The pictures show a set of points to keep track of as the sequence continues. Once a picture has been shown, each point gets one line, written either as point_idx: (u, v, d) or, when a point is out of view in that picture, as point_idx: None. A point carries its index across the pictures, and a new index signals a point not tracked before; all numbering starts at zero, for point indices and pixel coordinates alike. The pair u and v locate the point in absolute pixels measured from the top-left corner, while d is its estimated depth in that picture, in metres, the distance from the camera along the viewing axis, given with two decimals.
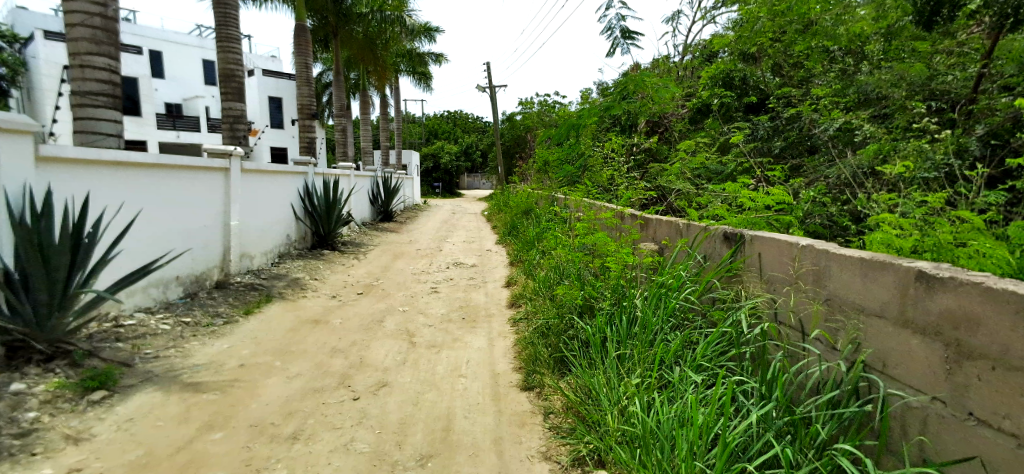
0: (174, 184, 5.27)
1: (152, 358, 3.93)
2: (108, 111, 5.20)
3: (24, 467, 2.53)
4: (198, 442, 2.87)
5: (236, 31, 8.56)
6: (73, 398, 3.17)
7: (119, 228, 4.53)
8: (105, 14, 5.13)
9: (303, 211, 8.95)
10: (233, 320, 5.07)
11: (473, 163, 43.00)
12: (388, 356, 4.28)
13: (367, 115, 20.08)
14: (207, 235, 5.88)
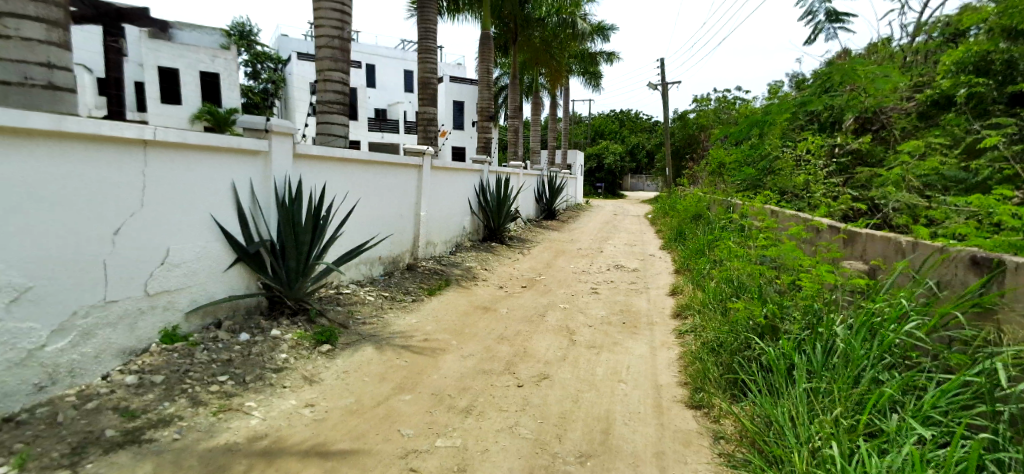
0: (383, 178, 6.16)
1: (361, 323, 4.67)
2: (339, 116, 6.26)
3: (277, 396, 3.23)
4: (394, 399, 3.33)
5: (434, 43, 9.62)
6: (309, 347, 3.94)
7: (343, 213, 5.44)
8: (341, 37, 6.19)
9: (477, 206, 9.69)
10: (419, 299, 5.77)
11: (638, 163, 41.89)
12: (550, 350, 4.43)
13: (537, 116, 20.86)
14: (403, 223, 6.75)
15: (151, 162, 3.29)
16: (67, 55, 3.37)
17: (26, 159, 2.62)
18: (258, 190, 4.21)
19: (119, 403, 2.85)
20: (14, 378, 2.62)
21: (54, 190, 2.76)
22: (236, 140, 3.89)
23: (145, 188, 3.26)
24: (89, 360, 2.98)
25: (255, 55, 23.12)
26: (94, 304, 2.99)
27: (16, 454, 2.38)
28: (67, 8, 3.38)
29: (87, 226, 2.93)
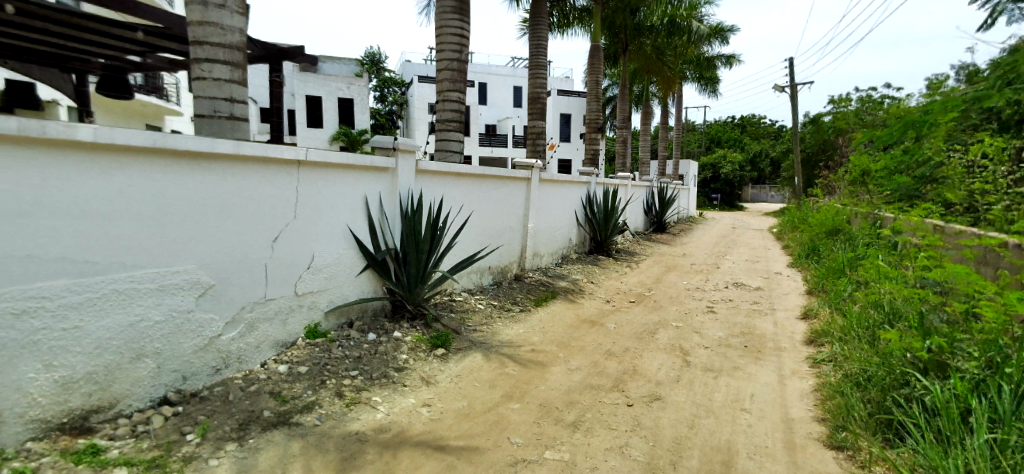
0: (494, 191, 6.40)
1: (473, 330, 4.88)
2: (456, 133, 6.62)
3: (399, 393, 3.49)
4: (504, 407, 3.42)
5: (544, 59, 9.83)
6: (426, 349, 4.21)
7: (458, 225, 5.73)
8: (460, 59, 6.58)
9: (584, 218, 9.65)
10: (527, 309, 5.88)
11: (760, 173, 38.81)
12: (662, 369, 4.26)
13: (648, 126, 20.29)
14: (512, 235, 6.94)
15: (303, 179, 3.75)
16: (244, 90, 3.99)
17: (213, 178, 3.12)
18: (386, 203, 4.61)
19: (273, 389, 3.28)
20: (198, 361, 3.14)
21: (232, 204, 3.25)
22: (369, 158, 4.30)
23: (297, 202, 3.72)
24: (251, 349, 3.46)
25: (384, 80, 25.51)
26: (257, 301, 3.48)
27: (198, 424, 2.84)
28: (245, 51, 4.01)
29: (255, 234, 3.42)
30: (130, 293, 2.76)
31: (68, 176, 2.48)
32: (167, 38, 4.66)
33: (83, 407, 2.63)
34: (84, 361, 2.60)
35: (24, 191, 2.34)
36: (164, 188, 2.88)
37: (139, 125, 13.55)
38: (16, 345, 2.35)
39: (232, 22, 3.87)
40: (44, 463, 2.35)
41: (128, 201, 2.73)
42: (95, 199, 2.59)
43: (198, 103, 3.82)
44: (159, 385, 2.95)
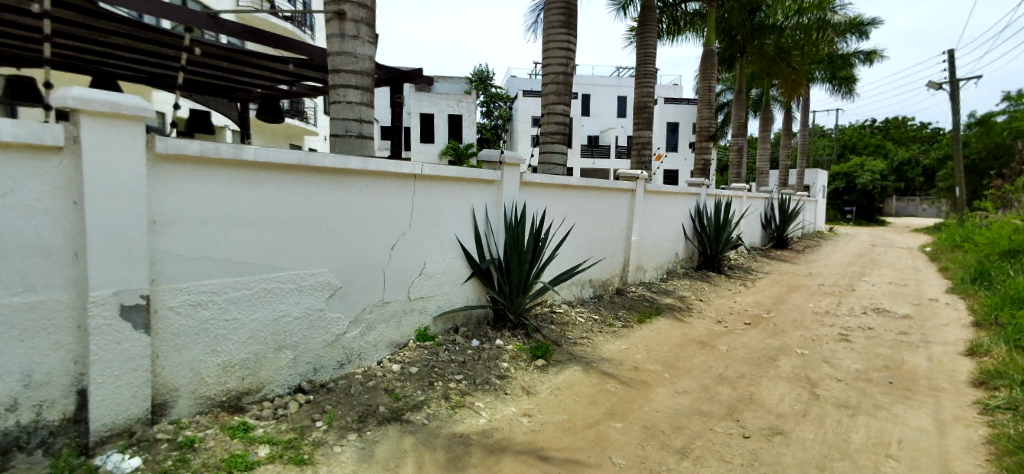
0: (597, 203, 6.33)
1: (573, 343, 4.86)
2: (559, 145, 6.67)
3: (502, 401, 3.58)
4: (606, 425, 3.36)
5: (653, 67, 9.56)
6: (526, 359, 4.28)
7: (560, 236, 5.75)
8: (565, 72, 6.65)
9: (693, 231, 9.21)
10: (629, 325, 5.72)
11: (904, 183, 34.20)
12: (783, 401, 3.90)
13: (767, 133, 18.84)
14: (614, 247, 6.81)
15: (417, 191, 4.00)
16: (371, 111, 4.39)
17: (343, 191, 3.46)
18: (491, 214, 4.77)
19: (387, 386, 3.53)
20: (326, 355, 3.49)
21: (358, 215, 3.58)
22: (477, 171, 4.49)
23: (412, 212, 3.99)
24: (370, 347, 3.77)
25: (491, 95, 26.31)
26: (376, 303, 3.78)
27: (326, 412, 3.15)
28: (374, 76, 4.41)
29: (376, 243, 3.73)
30: (276, 292, 3.14)
31: (234, 190, 2.88)
32: (312, 68, 5.19)
33: (238, 388, 3.04)
34: (240, 348, 3.01)
35: (204, 203, 2.77)
36: (305, 201, 3.24)
37: (285, 145, 15.35)
38: (193, 332, 2.78)
39: (364, 51, 4.29)
40: (208, 433, 2.76)
41: (277, 211, 3.11)
42: (254, 209, 2.99)
43: (335, 125, 4.29)
44: (295, 374, 3.32)
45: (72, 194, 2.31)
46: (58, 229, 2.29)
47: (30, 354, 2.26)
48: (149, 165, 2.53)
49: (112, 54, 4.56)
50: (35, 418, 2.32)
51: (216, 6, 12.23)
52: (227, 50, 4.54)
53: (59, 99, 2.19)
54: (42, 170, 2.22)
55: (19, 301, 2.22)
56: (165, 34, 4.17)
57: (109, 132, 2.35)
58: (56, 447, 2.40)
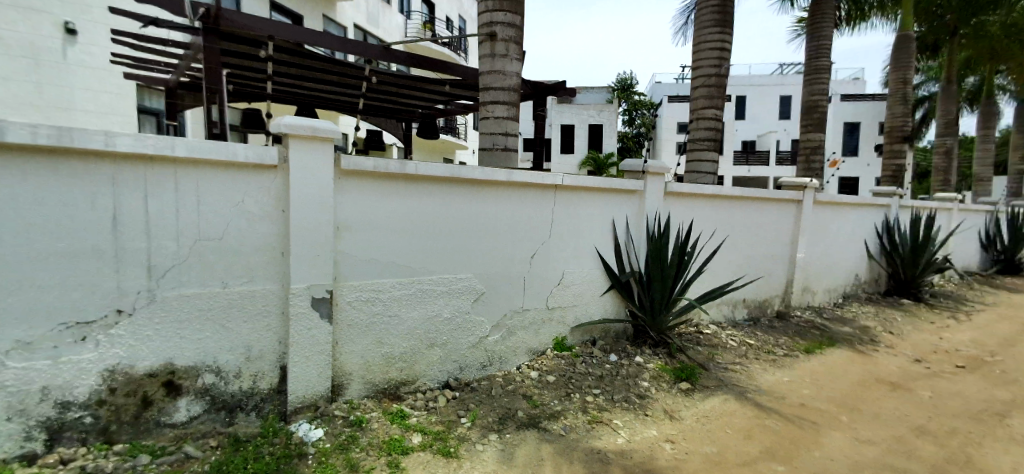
0: (755, 215, 5.76)
1: (723, 368, 4.48)
2: (710, 153, 6.21)
3: (643, 422, 3.44)
4: (762, 464, 3.03)
5: (828, 61, 8.41)
6: (669, 381, 4.06)
7: (709, 251, 5.35)
8: (719, 73, 6.16)
9: (880, 251, 7.89)
10: (793, 354, 5.08)
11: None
12: (1012, 470, 3.11)
13: (990, 131, 15.31)
14: (775, 266, 6.12)
15: (558, 202, 4.08)
16: (517, 125, 4.60)
17: (490, 202, 3.67)
18: (632, 226, 4.64)
19: (526, 392, 3.64)
20: (471, 355, 3.72)
21: (503, 224, 3.76)
22: (618, 181, 4.41)
23: (553, 223, 4.07)
24: (510, 352, 3.93)
25: (634, 104, 25.89)
26: (517, 310, 3.93)
27: (470, 410, 3.36)
28: (520, 91, 4.62)
29: (518, 252, 3.89)
30: (429, 294, 3.45)
31: (397, 201, 3.24)
32: (467, 88, 5.58)
33: (397, 378, 3.40)
34: (399, 343, 3.36)
35: (375, 213, 3.16)
36: (456, 211, 3.51)
37: (437, 158, 16.77)
38: (362, 325, 3.18)
39: (512, 68, 4.51)
40: (373, 416, 3.12)
41: (432, 221, 3.41)
42: (414, 219, 3.32)
43: (483, 139, 4.58)
44: (443, 371, 3.60)
45: (281, 204, 2.82)
46: (272, 232, 2.81)
47: (250, 333, 2.81)
48: (336, 180, 2.97)
49: (311, 87, 5.45)
50: (250, 386, 2.86)
51: (387, 39, 13.90)
52: (396, 77, 5.11)
53: (275, 127, 2.72)
54: (261, 184, 2.74)
55: (245, 290, 2.76)
56: (349, 67, 4.85)
57: (309, 153, 2.82)
58: (263, 411, 2.92)
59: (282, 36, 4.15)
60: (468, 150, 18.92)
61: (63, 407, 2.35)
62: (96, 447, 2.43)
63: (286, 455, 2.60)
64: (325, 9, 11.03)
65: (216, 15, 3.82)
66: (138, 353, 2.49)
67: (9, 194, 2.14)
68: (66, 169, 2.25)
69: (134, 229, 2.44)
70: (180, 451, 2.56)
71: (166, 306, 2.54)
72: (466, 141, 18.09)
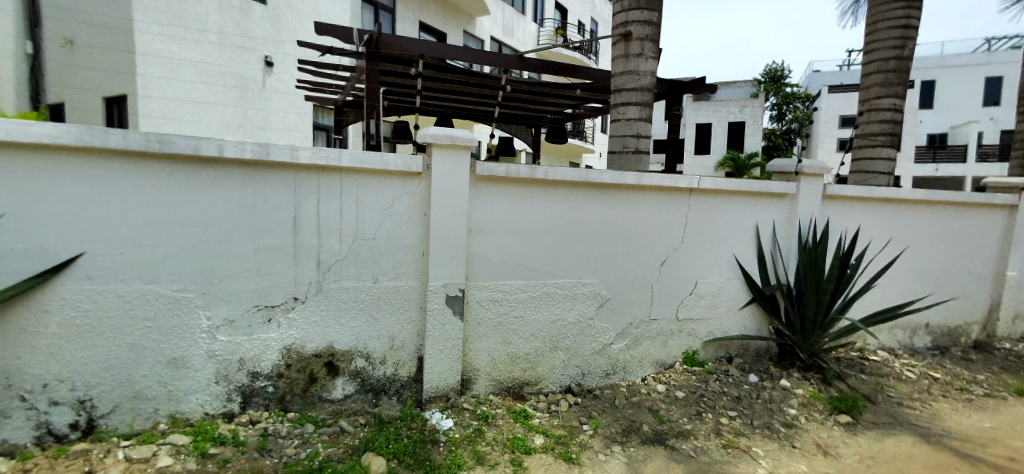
0: (946, 223, 4.78)
1: (896, 403, 3.79)
2: (884, 149, 5.31)
3: (790, 454, 3.06)
4: None
5: None
6: (824, 411, 3.56)
7: (879, 264, 4.58)
8: (900, 56, 5.22)
9: None
10: (997, 394, 4.12)
11: None
12: None
13: None
14: (973, 285, 5.03)
15: (694, 206, 3.82)
16: (649, 126, 4.43)
17: (619, 207, 3.58)
18: (781, 233, 4.16)
19: (652, 405, 3.47)
20: (594, 362, 3.67)
21: (632, 229, 3.64)
22: (765, 184, 3.99)
23: (687, 229, 3.83)
24: (635, 362, 3.80)
25: (784, 96, 23.07)
26: (644, 319, 3.78)
27: (592, 418, 3.30)
28: (654, 91, 4.44)
29: (647, 258, 3.73)
30: (553, 297, 3.47)
31: (526, 205, 3.31)
32: (598, 91, 5.51)
33: (520, 378, 3.48)
34: (524, 343, 3.44)
35: (504, 216, 3.27)
36: (584, 215, 3.48)
37: (564, 162, 16.89)
38: (489, 324, 3.32)
39: (647, 67, 4.35)
40: (498, 412, 3.23)
41: (560, 224, 3.42)
42: (541, 222, 3.36)
43: (613, 142, 4.48)
44: (566, 376, 3.60)
45: (422, 207, 3.06)
46: (415, 233, 3.06)
47: (393, 324, 3.09)
48: (471, 184, 3.13)
49: (452, 98, 5.84)
50: (392, 372, 3.15)
51: (520, 48, 14.39)
52: (530, 84, 5.25)
53: (420, 137, 2.96)
54: (406, 189, 3.01)
55: (390, 285, 3.05)
56: (488, 78, 5.10)
57: (448, 159, 3.01)
58: (403, 397, 3.20)
59: (430, 53, 4.50)
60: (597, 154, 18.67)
61: (252, 376, 2.81)
62: (273, 413, 2.87)
63: (421, 440, 2.81)
64: (465, 25, 11.78)
65: (376, 40, 4.26)
66: (306, 335, 2.89)
67: (226, 197, 2.64)
68: (259, 177, 2.69)
69: (307, 229, 2.83)
70: (336, 424, 2.90)
71: (329, 295, 2.91)
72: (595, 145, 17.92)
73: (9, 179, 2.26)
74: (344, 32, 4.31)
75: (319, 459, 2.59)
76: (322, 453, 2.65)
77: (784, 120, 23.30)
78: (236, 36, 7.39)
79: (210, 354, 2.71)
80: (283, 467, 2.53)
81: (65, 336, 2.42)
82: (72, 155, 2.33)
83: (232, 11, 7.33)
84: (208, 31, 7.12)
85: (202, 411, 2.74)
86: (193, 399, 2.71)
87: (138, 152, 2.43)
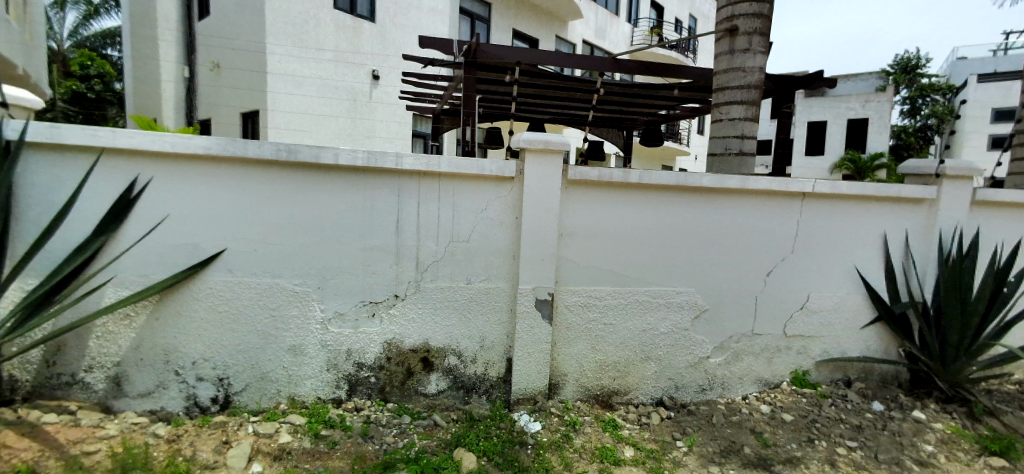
0: None
1: None
2: None
3: None
4: None
5: None
6: (970, 451, 3.07)
7: None
8: None
9: None
10: None
11: None
12: None
13: None
14: None
15: (807, 211, 3.49)
16: (755, 126, 4.14)
17: (720, 212, 3.37)
18: (915, 243, 3.67)
19: (755, 427, 3.23)
20: (689, 375, 3.50)
21: (734, 236, 3.42)
22: (896, 187, 3.53)
23: (798, 237, 3.51)
24: (735, 379, 3.57)
25: (920, 88, 20.17)
26: (745, 333, 3.54)
27: (687, 435, 3.14)
28: (763, 88, 4.13)
29: (750, 267, 3.48)
30: (646, 306, 3.36)
31: (618, 209, 3.24)
32: (699, 90, 5.25)
33: (609, 387, 3.41)
34: (614, 351, 3.37)
35: (596, 221, 3.23)
36: (681, 220, 3.33)
37: (657, 165, 16.31)
38: (578, 329, 3.29)
39: (754, 62, 4.07)
40: (586, 420, 3.19)
41: (654, 230, 3.31)
42: (633, 228, 3.28)
43: (714, 143, 4.26)
44: (658, 388, 3.47)
45: (514, 211, 3.13)
46: (507, 237, 3.14)
47: (485, 325, 3.19)
48: (562, 188, 3.13)
49: (546, 103, 5.89)
50: (482, 371, 3.24)
51: (614, 50, 14.16)
52: (625, 86, 5.14)
53: (514, 143, 3.03)
54: (499, 194, 3.09)
55: (483, 287, 3.15)
56: (582, 82, 5.08)
57: (540, 163, 3.04)
58: (493, 396, 3.28)
59: (524, 60, 4.59)
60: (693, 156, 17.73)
61: (357, 366, 3.05)
62: (375, 402, 3.09)
63: (509, 440, 2.85)
64: (558, 30, 11.83)
65: (474, 49, 4.45)
66: (405, 331, 3.08)
67: (338, 201, 2.89)
68: (368, 182, 2.92)
69: (407, 231, 3.02)
70: (430, 417, 3.05)
71: (426, 294, 3.08)
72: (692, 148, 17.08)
73: (171, 185, 2.67)
74: (445, 43, 4.56)
75: (415, 449, 2.73)
76: (418, 444, 2.79)
77: (919, 115, 20.23)
78: (349, 53, 8.08)
79: (323, 344, 2.98)
80: (384, 454, 2.70)
81: (210, 321, 2.80)
82: (218, 164, 2.70)
83: (346, 31, 8.03)
84: (326, 50, 7.84)
85: (316, 395, 3.02)
86: (308, 383, 3.00)
87: (268, 161, 2.75)
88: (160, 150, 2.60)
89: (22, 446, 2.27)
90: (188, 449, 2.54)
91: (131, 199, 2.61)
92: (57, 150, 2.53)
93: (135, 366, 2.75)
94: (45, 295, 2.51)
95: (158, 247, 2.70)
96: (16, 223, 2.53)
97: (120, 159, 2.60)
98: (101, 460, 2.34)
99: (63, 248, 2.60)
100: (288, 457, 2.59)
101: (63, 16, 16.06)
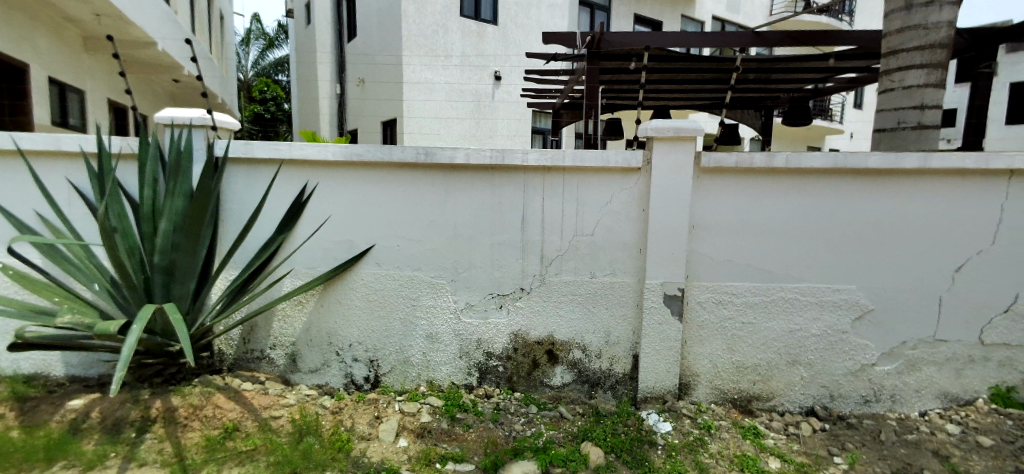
0: None
1: None
2: None
3: None
4: None
5: None
6: None
7: None
8: None
9: None
10: None
11: None
12: None
13: None
14: None
15: (1014, 193, 2.83)
16: (941, 93, 3.45)
17: (890, 196, 2.89)
18: None
19: (939, 449, 2.73)
20: (848, 384, 3.08)
21: (910, 224, 2.91)
22: None
23: (1000, 222, 2.87)
24: (910, 391, 3.06)
25: None
26: (924, 338, 3.00)
27: (847, 451, 2.76)
28: (953, 46, 3.43)
29: (931, 260, 2.94)
30: (793, 304, 3.02)
31: (760, 198, 2.95)
32: (861, 57, 4.56)
33: (748, 391, 3.14)
34: (753, 353, 3.09)
35: (733, 211, 2.97)
36: (839, 207, 2.92)
37: (802, 147, 14.50)
38: (713, 327, 3.08)
39: (940, 16, 3.40)
40: (723, 425, 2.97)
41: (804, 219, 2.95)
42: (779, 217, 2.95)
43: (884, 117, 3.67)
44: (808, 395, 3.11)
45: (641, 203, 3.02)
46: (634, 230, 3.05)
47: (610, 320, 3.14)
48: (694, 177, 2.94)
49: (676, 88, 5.58)
50: (608, 367, 3.20)
51: (749, 24, 12.91)
52: (769, 61, 4.65)
53: (643, 132, 2.91)
54: (626, 185, 3.01)
55: (608, 280, 3.10)
56: (717, 61, 4.70)
57: (671, 151, 2.89)
58: (619, 393, 3.22)
59: (652, 45, 4.39)
60: (847, 134, 15.43)
61: (486, 356, 3.20)
62: (504, 390, 3.22)
63: (638, 439, 2.77)
64: (685, 9, 11.10)
65: (598, 39, 4.38)
66: (531, 323, 3.16)
67: (469, 198, 3.06)
68: (496, 180, 3.04)
69: (532, 226, 3.08)
70: (556, 409, 3.09)
71: (552, 287, 3.12)
72: (845, 124, 14.87)
73: (331, 190, 3.06)
74: (568, 37, 4.52)
75: (543, 439, 2.79)
76: (546, 434, 2.85)
77: None
78: (474, 57, 8.47)
79: (456, 333, 3.19)
80: (513, 441, 2.81)
81: (362, 308, 3.16)
82: (368, 170, 3.03)
83: (472, 36, 8.45)
84: (453, 56, 8.33)
85: (451, 381, 3.24)
86: (444, 369, 3.23)
87: (408, 164, 3.00)
88: (323, 159, 2.98)
89: (229, 407, 2.76)
90: (348, 420, 2.89)
91: (302, 203, 3.04)
92: (250, 163, 3.04)
93: (306, 346, 3.21)
94: (242, 283, 3.04)
95: (322, 244, 3.11)
96: (223, 225, 3.10)
97: (294, 169, 3.04)
98: (284, 424, 2.77)
99: (255, 245, 3.13)
100: (429, 436, 2.82)
101: (248, 52, 19.22)
